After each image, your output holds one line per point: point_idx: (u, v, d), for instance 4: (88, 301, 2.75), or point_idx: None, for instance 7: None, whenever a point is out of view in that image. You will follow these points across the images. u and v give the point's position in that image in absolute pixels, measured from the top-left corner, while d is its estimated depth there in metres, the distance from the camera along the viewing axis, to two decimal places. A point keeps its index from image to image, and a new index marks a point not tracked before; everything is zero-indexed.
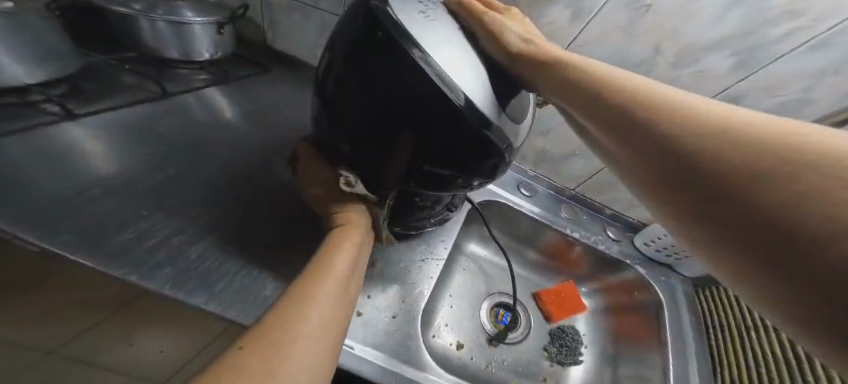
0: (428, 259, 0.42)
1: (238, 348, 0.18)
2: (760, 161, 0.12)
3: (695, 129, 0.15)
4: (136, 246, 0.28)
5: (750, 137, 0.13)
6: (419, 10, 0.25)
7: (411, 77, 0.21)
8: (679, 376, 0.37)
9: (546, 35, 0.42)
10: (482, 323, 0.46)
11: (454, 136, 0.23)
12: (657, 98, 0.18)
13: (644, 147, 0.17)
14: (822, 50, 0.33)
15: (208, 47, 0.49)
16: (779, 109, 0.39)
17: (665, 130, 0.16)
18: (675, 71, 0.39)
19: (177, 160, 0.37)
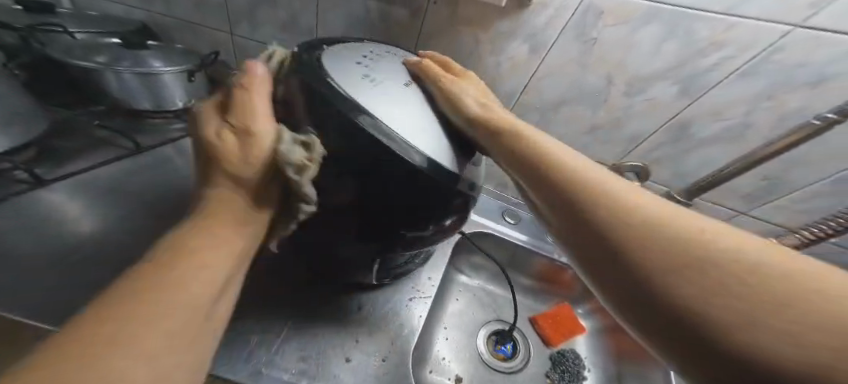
0: (415, 297, 0.41)
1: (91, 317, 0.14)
2: (687, 268, 0.14)
3: (632, 228, 0.15)
4: None
5: (674, 235, 0.15)
6: (361, 68, 0.24)
7: (358, 140, 0.20)
8: None
9: (510, 69, 0.46)
10: (479, 352, 0.46)
11: (414, 196, 0.22)
12: (618, 194, 0.17)
13: (579, 234, 0.17)
14: (752, 76, 0.36)
15: (180, 94, 0.48)
16: (726, 133, 0.42)
17: (597, 221, 0.17)
18: (629, 99, 0.43)
19: (157, 216, 0.37)
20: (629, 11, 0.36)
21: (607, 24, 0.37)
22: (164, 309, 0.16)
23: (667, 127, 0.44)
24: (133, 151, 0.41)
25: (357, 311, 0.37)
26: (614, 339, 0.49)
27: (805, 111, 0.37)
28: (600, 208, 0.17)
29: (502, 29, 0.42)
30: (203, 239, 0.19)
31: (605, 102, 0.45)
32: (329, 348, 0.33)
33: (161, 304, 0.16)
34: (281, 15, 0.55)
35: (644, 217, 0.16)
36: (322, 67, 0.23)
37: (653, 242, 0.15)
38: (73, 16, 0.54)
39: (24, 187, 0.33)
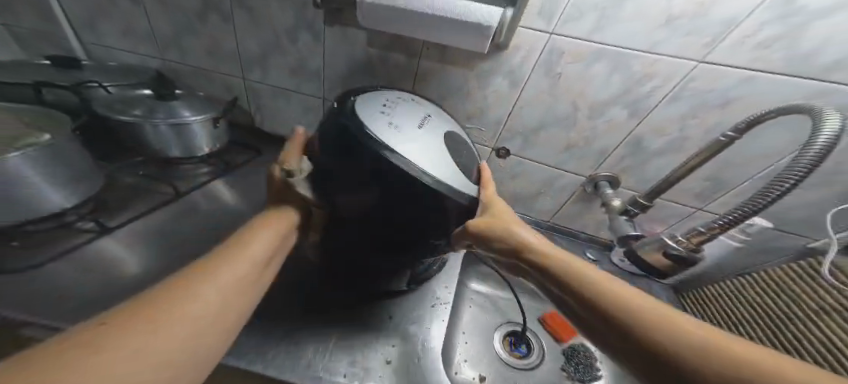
0: (436, 304, 0.47)
1: (101, 322, 0.20)
2: (716, 370, 0.20)
3: (671, 344, 0.21)
4: None
5: (703, 347, 0.21)
6: (381, 111, 0.31)
7: (384, 169, 0.26)
8: None
9: (495, 100, 0.55)
10: (497, 352, 0.52)
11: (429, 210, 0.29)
12: (659, 318, 0.23)
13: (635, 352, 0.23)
14: (678, 100, 0.46)
15: (205, 141, 0.52)
16: (670, 146, 0.51)
17: (647, 337, 0.22)
18: (593, 120, 0.52)
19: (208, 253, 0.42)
20: (584, 53, 0.45)
21: (567, 61, 0.47)
22: (163, 333, 0.21)
23: (626, 142, 0.53)
24: (172, 197, 0.46)
25: (390, 319, 0.43)
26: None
27: (724, 124, 0.47)
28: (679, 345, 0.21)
29: (485, 68, 0.51)
30: (209, 267, 0.26)
31: (574, 125, 0.54)
32: (372, 353, 0.39)
33: (162, 331, 0.21)
34: (290, 62, 0.59)
35: (691, 339, 0.21)
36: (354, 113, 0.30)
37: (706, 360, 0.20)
38: (95, 67, 0.59)
39: (87, 236, 0.38)
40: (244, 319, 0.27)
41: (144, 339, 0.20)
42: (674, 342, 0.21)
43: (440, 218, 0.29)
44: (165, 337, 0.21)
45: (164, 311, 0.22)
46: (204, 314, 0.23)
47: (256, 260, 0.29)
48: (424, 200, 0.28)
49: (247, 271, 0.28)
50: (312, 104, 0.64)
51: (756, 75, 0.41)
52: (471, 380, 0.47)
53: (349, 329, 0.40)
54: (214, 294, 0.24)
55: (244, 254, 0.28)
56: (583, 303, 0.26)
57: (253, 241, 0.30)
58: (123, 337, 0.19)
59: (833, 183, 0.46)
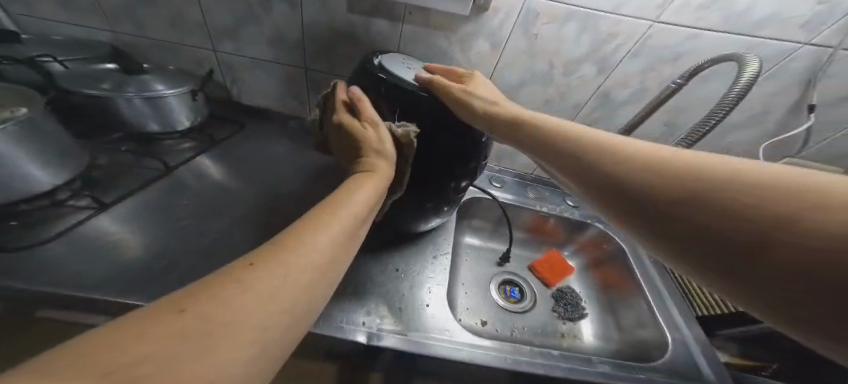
0: (438, 255, 0.50)
1: (185, 308, 0.15)
2: (725, 197, 0.19)
3: (676, 183, 0.21)
4: None
5: (710, 181, 0.20)
6: (404, 65, 0.38)
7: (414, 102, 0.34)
8: (658, 303, 0.51)
9: (478, 60, 0.53)
10: (495, 300, 0.56)
11: (448, 139, 0.35)
12: (630, 149, 0.25)
13: (626, 197, 0.23)
14: (637, 57, 0.47)
15: (184, 115, 0.49)
16: (631, 98, 0.53)
17: (647, 181, 0.22)
18: (567, 77, 0.52)
19: (209, 224, 0.42)
20: (558, 12, 0.44)
21: (542, 23, 0.46)
22: (251, 315, 0.16)
23: (593, 99, 0.54)
24: (163, 173, 0.45)
25: (396, 271, 0.46)
26: (600, 273, 0.62)
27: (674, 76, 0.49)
28: (683, 181, 0.21)
29: (466, 31, 0.50)
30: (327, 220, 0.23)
31: (551, 81, 0.53)
32: (386, 302, 0.41)
33: (241, 314, 0.16)
34: (267, 33, 0.55)
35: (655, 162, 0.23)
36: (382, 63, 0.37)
37: (657, 172, 0.22)
38: (40, 41, 0.53)
39: (88, 212, 0.37)
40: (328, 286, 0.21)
41: (237, 303, 0.16)
42: (633, 164, 0.24)
43: (457, 147, 0.35)
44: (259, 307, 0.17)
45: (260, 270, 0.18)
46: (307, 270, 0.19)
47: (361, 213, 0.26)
48: (445, 134, 0.34)
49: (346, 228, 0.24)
50: (292, 75, 0.61)
51: (701, 33, 0.43)
52: (474, 324, 0.52)
53: (360, 283, 0.43)
54: (314, 255, 0.20)
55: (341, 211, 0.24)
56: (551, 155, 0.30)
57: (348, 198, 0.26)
58: (220, 303, 0.16)
59: (765, 122, 0.51)
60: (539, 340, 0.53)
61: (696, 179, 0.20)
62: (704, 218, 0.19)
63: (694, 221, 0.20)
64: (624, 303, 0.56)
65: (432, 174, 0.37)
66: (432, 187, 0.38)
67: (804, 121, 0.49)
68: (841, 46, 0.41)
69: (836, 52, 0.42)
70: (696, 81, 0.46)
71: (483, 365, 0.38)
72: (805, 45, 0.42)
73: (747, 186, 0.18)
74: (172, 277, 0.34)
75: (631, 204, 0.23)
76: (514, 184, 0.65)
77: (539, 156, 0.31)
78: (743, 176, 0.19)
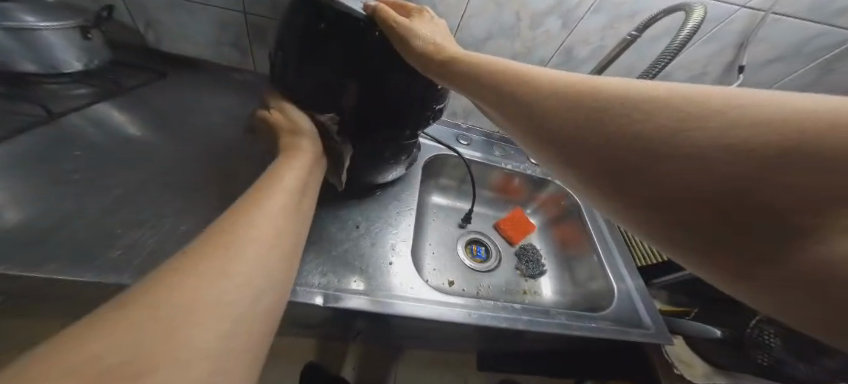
0: (402, 211, 0.47)
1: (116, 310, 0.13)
2: (715, 137, 0.15)
3: (645, 124, 0.17)
4: (131, 256, 0.29)
5: (688, 119, 0.16)
6: None
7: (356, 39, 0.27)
8: (606, 251, 0.55)
9: (444, 12, 0.48)
10: (462, 260, 0.56)
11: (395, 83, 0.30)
12: (584, 87, 0.20)
13: (574, 146, 0.19)
14: (598, 13, 0.47)
15: (71, 54, 0.40)
16: (593, 55, 0.53)
17: (603, 122, 0.18)
18: (532, 31, 0.50)
19: (115, 182, 0.35)
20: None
21: None
22: (217, 282, 0.16)
23: (556, 55, 0.54)
24: (45, 119, 0.37)
25: (357, 228, 0.42)
26: (558, 231, 0.64)
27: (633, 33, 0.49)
28: (653, 122, 0.17)
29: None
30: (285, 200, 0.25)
31: (517, 36, 0.51)
32: (345, 263, 0.38)
33: (208, 285, 0.15)
34: None
35: (615, 99, 0.18)
36: None
37: (619, 108, 0.18)
38: None
39: None
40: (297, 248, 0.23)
41: (188, 286, 0.15)
42: (592, 103, 0.19)
43: (407, 93, 0.31)
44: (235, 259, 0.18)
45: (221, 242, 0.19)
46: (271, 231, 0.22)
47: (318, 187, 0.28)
48: (397, 78, 0.30)
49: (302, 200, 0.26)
50: (223, 18, 0.51)
51: None
52: (441, 284, 0.52)
53: (316, 241, 0.39)
54: (270, 223, 0.21)
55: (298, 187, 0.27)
56: (498, 105, 0.24)
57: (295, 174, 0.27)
58: (167, 293, 0.14)
59: (704, 80, 0.55)
60: (504, 297, 0.54)
61: (668, 120, 0.16)
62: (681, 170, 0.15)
63: (661, 177, 0.16)
64: (578, 260, 0.59)
65: (385, 125, 0.33)
66: (387, 137, 0.35)
67: (734, 80, 0.54)
68: (772, 9, 0.43)
69: (767, 16, 0.44)
70: (648, 39, 0.48)
71: (449, 320, 0.38)
72: (742, 7, 0.43)
73: (730, 120, 0.15)
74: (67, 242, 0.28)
75: (589, 154, 0.19)
76: (482, 143, 0.64)
77: (479, 100, 0.26)
78: (723, 110, 0.15)
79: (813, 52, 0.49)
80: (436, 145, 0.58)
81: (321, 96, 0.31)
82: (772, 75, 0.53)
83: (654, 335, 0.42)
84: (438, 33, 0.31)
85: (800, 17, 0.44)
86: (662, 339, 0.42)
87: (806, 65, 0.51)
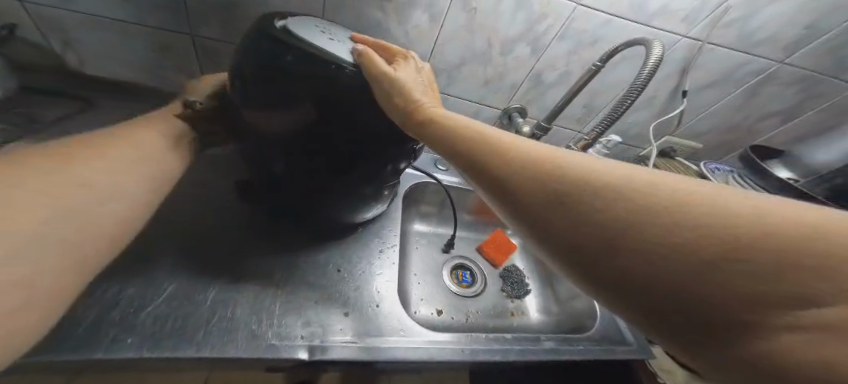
0: (385, 247, 0.44)
1: None
2: (703, 244, 0.14)
3: (641, 218, 0.16)
4: (63, 337, 0.24)
5: (671, 216, 0.15)
6: (322, 33, 0.28)
7: (322, 79, 0.25)
8: None
9: (417, 38, 0.48)
10: (448, 287, 0.55)
11: (366, 120, 0.27)
12: (554, 165, 0.19)
13: (558, 233, 0.18)
14: (564, 40, 0.48)
15: None
16: (560, 80, 0.55)
17: (586, 209, 0.17)
18: (503, 58, 0.51)
19: None
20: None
21: None
22: None
23: (528, 79, 0.55)
24: None
25: (339, 272, 0.39)
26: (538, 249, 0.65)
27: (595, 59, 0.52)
28: (639, 216, 0.16)
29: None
30: (100, 152, 0.27)
31: (489, 62, 0.52)
32: (329, 309, 0.35)
33: None
34: None
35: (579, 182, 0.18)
36: (287, 28, 0.26)
37: (585, 195, 0.17)
38: None
39: None
40: (133, 203, 0.27)
41: None
42: (558, 184, 0.18)
43: (382, 130, 0.28)
44: (24, 198, 0.20)
45: (15, 186, 0.20)
46: (87, 183, 0.24)
47: (155, 156, 0.30)
48: (370, 116, 0.28)
49: (139, 157, 0.29)
50: (168, 41, 0.45)
51: (612, 20, 0.45)
52: (429, 315, 0.50)
53: (295, 288, 0.35)
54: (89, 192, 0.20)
55: (138, 147, 0.29)
56: (476, 175, 0.23)
57: (133, 135, 0.30)
58: None
59: (653, 103, 0.59)
60: (492, 321, 0.54)
61: (629, 212, 0.16)
62: (638, 262, 0.16)
63: (647, 282, 0.15)
64: (558, 276, 0.60)
65: (363, 163, 0.30)
66: (367, 175, 0.32)
67: (679, 105, 0.59)
68: (707, 40, 0.48)
69: (704, 46, 0.49)
70: (609, 66, 0.51)
71: (441, 360, 0.35)
72: (684, 37, 0.48)
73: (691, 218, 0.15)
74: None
75: (553, 233, 0.19)
76: None
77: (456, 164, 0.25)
78: (691, 210, 0.15)
79: (741, 78, 0.55)
80: (415, 172, 0.57)
81: (288, 139, 0.28)
82: (708, 100, 0.59)
83: (638, 350, 0.44)
84: (423, 85, 0.31)
85: (732, 47, 0.49)
86: (645, 354, 0.44)
87: (736, 90, 0.57)
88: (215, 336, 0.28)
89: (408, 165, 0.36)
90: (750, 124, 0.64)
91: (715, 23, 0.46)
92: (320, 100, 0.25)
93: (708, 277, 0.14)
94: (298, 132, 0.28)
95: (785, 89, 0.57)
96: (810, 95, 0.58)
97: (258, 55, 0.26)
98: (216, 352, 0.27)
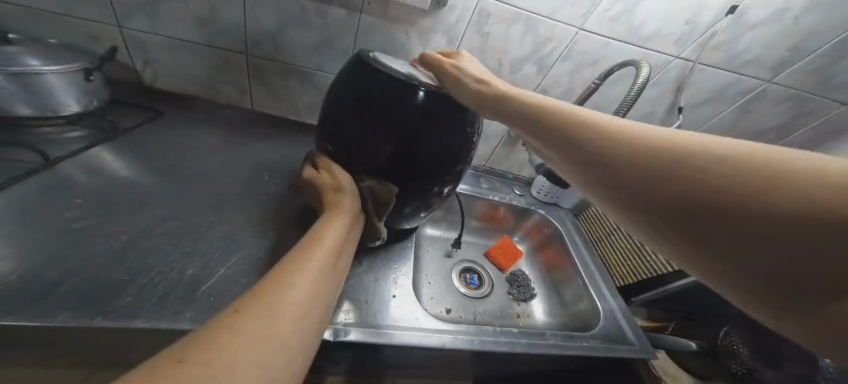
0: (403, 247, 0.50)
1: (178, 360, 0.14)
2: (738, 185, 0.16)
3: (680, 169, 0.18)
4: (141, 303, 0.28)
5: (708, 156, 0.17)
6: (401, 64, 0.37)
7: (405, 97, 0.32)
8: (587, 271, 0.59)
9: None
10: (457, 288, 0.58)
11: (432, 135, 0.33)
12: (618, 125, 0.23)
13: (608, 181, 0.21)
14: (568, 59, 0.53)
15: (70, 95, 0.39)
16: (564, 96, 0.60)
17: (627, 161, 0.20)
18: (512, 76, 0.56)
19: (117, 225, 0.34)
20: (506, 15, 0.48)
21: (493, 22, 0.49)
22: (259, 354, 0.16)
23: (534, 95, 0.60)
24: (43, 164, 0.37)
25: (360, 265, 0.44)
26: (543, 256, 0.68)
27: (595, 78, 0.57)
28: (679, 165, 0.18)
29: (425, 26, 0.49)
30: (299, 263, 0.22)
31: (499, 79, 0.57)
32: (350, 297, 0.39)
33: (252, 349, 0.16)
34: (189, 9, 0.46)
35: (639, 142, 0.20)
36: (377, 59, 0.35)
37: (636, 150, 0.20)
38: None
39: None
40: (323, 324, 0.20)
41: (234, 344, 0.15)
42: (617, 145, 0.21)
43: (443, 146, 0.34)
44: (248, 363, 0.15)
45: (237, 340, 0.16)
46: (293, 319, 0.18)
47: (340, 252, 0.25)
48: (434, 133, 0.33)
49: (331, 261, 0.23)
50: (223, 60, 0.53)
51: (610, 42, 0.51)
52: (439, 313, 0.53)
53: None
54: (307, 279, 0.20)
55: (327, 248, 0.24)
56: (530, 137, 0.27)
57: (332, 226, 0.27)
58: (227, 346, 0.15)
59: (652, 119, 0.63)
60: (500, 322, 0.56)
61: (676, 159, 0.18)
62: (694, 209, 0.17)
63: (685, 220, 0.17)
64: (563, 282, 0.62)
65: (417, 179, 0.35)
66: (419, 192, 0.37)
67: (675, 120, 0.63)
68: (698, 61, 0.52)
69: (695, 66, 0.53)
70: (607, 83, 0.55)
71: (452, 348, 0.38)
72: (677, 58, 0.52)
73: (711, 175, 0.17)
74: (64, 290, 0.27)
75: (623, 183, 0.20)
76: (469, 176, 0.68)
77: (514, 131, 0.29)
78: (728, 154, 0.17)
79: (733, 95, 0.58)
80: None
81: (363, 150, 0.34)
82: (704, 116, 0.62)
83: (639, 351, 0.46)
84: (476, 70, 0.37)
85: (722, 67, 0.53)
86: (647, 355, 0.46)
87: (729, 107, 0.60)
88: None
89: (450, 191, 0.41)
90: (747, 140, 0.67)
91: (704, 46, 0.51)
92: (402, 113, 0.32)
93: (751, 220, 0.15)
94: (373, 144, 0.33)
95: (776, 108, 0.60)
96: (803, 113, 0.61)
97: (350, 86, 0.34)
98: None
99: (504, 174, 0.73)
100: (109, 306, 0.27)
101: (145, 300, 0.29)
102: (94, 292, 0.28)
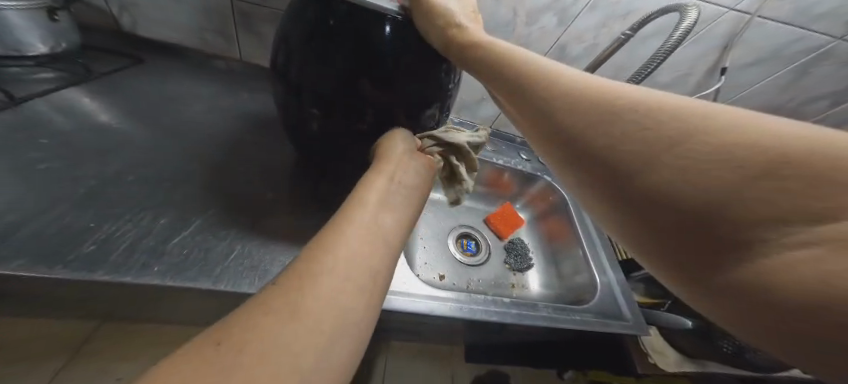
0: None
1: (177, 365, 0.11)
2: (689, 149, 0.14)
3: (630, 130, 0.16)
4: (101, 253, 0.28)
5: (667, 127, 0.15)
6: None
7: (356, 23, 0.27)
8: (589, 241, 0.57)
9: None
10: (452, 253, 0.58)
11: (399, 70, 0.29)
12: (589, 86, 0.19)
13: (551, 131, 0.19)
14: (595, 10, 0.46)
15: (35, 35, 0.39)
16: (584, 53, 0.53)
17: (581, 113, 0.18)
18: (527, 28, 0.49)
19: (85, 173, 0.34)
20: None
21: None
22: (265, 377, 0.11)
23: (551, 51, 0.53)
24: (9, 103, 0.36)
25: None
26: (546, 225, 0.65)
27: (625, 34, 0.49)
28: (627, 127, 0.16)
29: None
30: (306, 273, 0.15)
31: (512, 32, 0.49)
32: None
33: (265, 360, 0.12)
34: None
35: (622, 123, 0.16)
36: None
37: (614, 118, 0.16)
38: None
39: None
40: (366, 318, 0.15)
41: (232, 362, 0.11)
42: (605, 127, 0.17)
43: (412, 81, 0.30)
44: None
45: None
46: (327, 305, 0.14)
47: (389, 213, 0.21)
48: (401, 70, 0.29)
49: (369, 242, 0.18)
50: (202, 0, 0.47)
51: None
52: (432, 279, 0.53)
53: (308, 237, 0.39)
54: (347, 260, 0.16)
55: (352, 238, 0.17)
56: (497, 87, 0.24)
57: (367, 193, 0.21)
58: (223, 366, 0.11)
59: (688, 82, 0.55)
60: (492, 291, 0.56)
61: (653, 124, 0.15)
62: (686, 189, 0.14)
63: (616, 184, 0.16)
64: (564, 254, 0.60)
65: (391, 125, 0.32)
66: None
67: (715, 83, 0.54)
68: (757, 13, 0.44)
69: (753, 19, 0.45)
70: (637, 41, 0.48)
71: (440, 315, 0.38)
72: (730, 10, 0.44)
73: (667, 138, 0.15)
74: (25, 233, 0.27)
75: (561, 146, 0.19)
76: None
77: (481, 80, 0.26)
78: (737, 135, 0.13)
79: (792, 55, 0.50)
80: None
81: (323, 95, 0.30)
82: (750, 79, 0.54)
83: (632, 327, 0.45)
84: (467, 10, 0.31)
85: (784, 21, 0.45)
86: (638, 331, 0.45)
87: (785, 67, 0.52)
88: (238, 269, 0.32)
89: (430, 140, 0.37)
90: (796, 106, 0.60)
91: None
92: (357, 44, 0.28)
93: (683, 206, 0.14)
94: (329, 83, 0.29)
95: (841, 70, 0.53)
96: None
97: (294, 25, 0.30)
98: (233, 283, 0.31)
99: (511, 137, 0.68)
100: (100, 262, 0.28)
101: (110, 247, 0.29)
102: (64, 239, 0.28)
